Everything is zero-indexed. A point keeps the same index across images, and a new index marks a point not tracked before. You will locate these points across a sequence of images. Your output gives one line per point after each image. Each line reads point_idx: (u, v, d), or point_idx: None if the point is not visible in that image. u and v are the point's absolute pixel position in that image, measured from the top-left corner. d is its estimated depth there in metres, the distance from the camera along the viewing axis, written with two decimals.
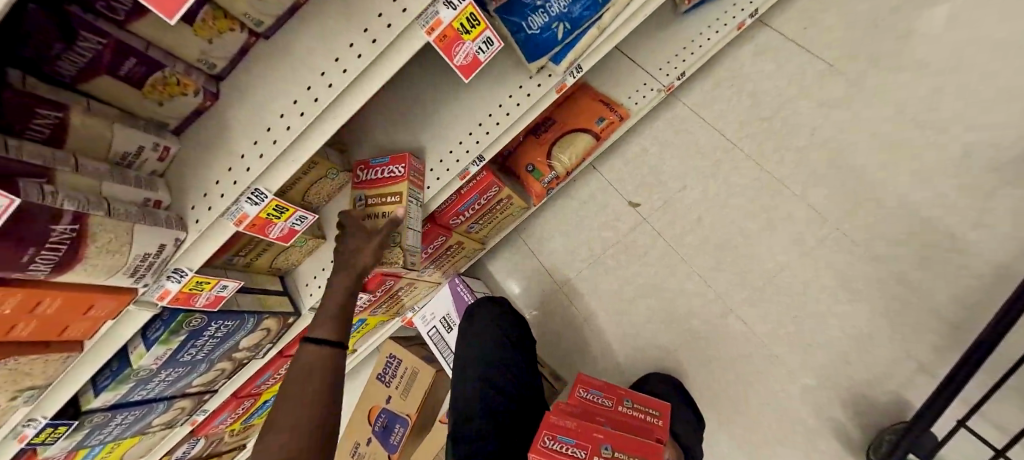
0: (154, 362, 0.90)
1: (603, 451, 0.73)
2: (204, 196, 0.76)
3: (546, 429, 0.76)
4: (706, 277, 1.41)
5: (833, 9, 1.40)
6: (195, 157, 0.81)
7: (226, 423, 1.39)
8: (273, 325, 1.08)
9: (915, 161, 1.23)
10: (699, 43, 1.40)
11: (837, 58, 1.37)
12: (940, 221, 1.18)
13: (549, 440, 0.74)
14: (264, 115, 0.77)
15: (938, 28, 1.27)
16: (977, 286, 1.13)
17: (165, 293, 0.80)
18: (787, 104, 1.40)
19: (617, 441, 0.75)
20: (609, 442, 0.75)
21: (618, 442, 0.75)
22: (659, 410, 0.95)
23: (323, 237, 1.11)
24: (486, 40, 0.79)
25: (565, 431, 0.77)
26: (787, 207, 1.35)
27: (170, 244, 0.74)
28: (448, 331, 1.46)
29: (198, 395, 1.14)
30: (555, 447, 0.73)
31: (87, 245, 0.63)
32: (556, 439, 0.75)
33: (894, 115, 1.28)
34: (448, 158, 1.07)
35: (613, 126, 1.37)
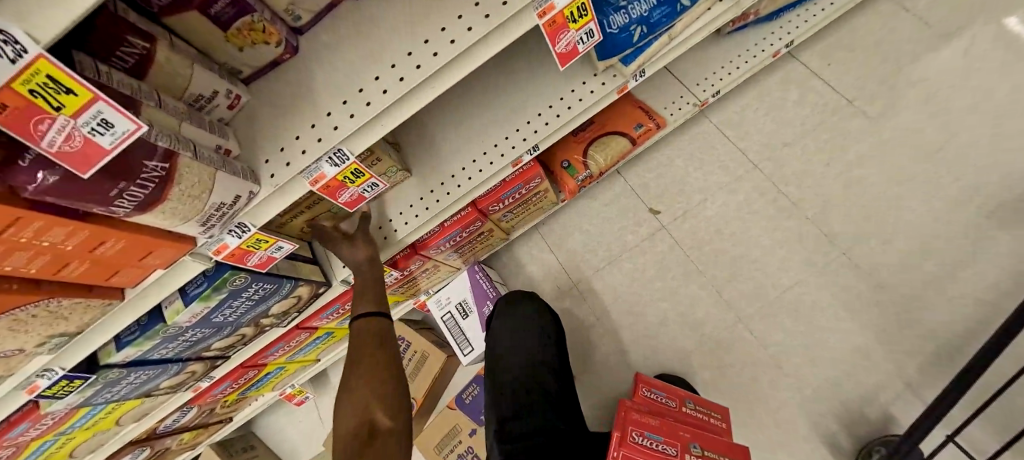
0: (188, 319, 0.85)
1: (692, 449, 0.80)
2: (280, 151, 0.73)
3: (632, 426, 0.82)
4: (720, 287, 1.47)
5: (861, 52, 1.50)
6: (266, 109, 0.77)
7: (224, 393, 1.33)
8: (304, 293, 1.04)
9: (920, 197, 1.34)
10: (737, 65, 1.46)
11: (857, 96, 1.47)
12: (940, 254, 1.29)
13: (637, 436, 0.80)
14: (352, 74, 0.74)
15: (950, 80, 1.39)
16: (965, 315, 1.23)
17: (222, 247, 0.76)
18: (808, 132, 1.49)
19: (702, 440, 0.82)
20: (696, 442, 0.82)
21: (703, 442, 0.82)
22: (720, 413, 1.03)
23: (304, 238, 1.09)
24: (588, 32, 0.80)
25: (652, 428, 0.83)
26: (800, 228, 1.43)
27: (244, 196, 0.70)
28: (465, 318, 1.45)
29: (211, 359, 1.09)
30: (645, 443, 0.79)
31: (172, 189, 0.59)
32: (645, 436, 0.81)
33: (907, 154, 1.38)
34: (504, 143, 1.09)
35: (650, 133, 1.41)
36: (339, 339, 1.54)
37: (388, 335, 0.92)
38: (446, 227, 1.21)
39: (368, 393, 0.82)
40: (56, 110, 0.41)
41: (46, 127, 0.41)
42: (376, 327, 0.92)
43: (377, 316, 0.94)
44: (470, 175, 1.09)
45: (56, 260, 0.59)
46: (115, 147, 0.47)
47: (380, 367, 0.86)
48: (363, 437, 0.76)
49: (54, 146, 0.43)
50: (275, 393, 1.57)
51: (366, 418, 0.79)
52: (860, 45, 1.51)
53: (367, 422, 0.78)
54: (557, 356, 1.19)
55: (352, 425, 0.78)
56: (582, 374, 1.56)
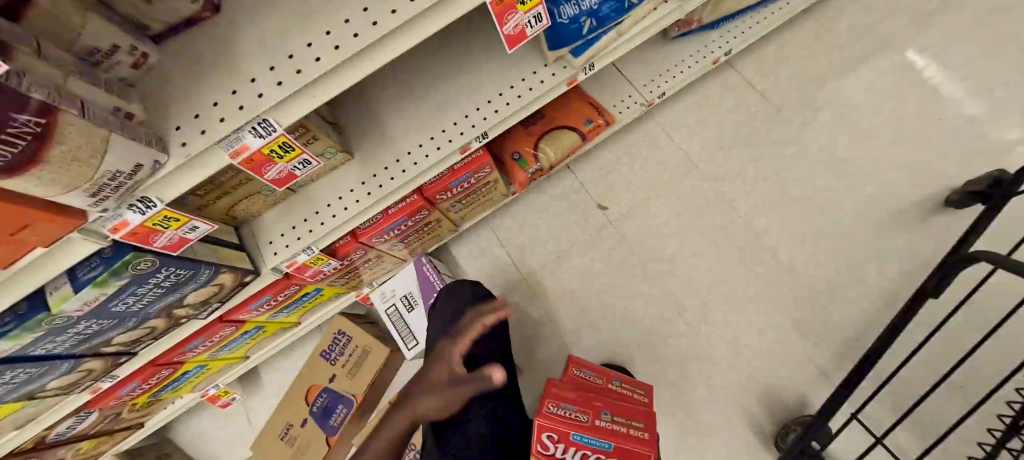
0: (78, 308, 0.74)
1: (603, 416, 0.80)
2: (195, 117, 0.66)
3: (550, 398, 0.81)
4: (660, 282, 1.52)
5: (790, 65, 1.61)
6: (181, 72, 0.69)
7: (132, 394, 1.19)
8: (227, 282, 0.95)
9: (837, 199, 1.45)
10: (682, 69, 1.51)
11: (786, 104, 1.58)
12: (854, 253, 1.40)
13: (553, 406, 0.79)
14: (281, 39, 0.68)
15: (864, 95, 1.52)
16: (871, 308, 1.34)
17: (121, 225, 0.66)
18: (744, 136, 1.58)
19: (612, 408, 0.83)
20: (607, 409, 0.82)
21: (614, 409, 0.83)
22: (644, 389, 1.04)
23: (228, 222, 1.00)
24: (536, 15, 0.78)
25: (567, 400, 0.82)
26: (732, 226, 1.51)
27: (148, 166, 0.62)
28: (409, 310, 1.41)
29: (112, 356, 0.97)
30: (559, 411, 0.78)
31: (49, 151, 0.50)
32: (559, 406, 0.79)
33: (827, 160, 1.50)
34: (451, 129, 1.05)
35: (598, 129, 1.43)
36: (272, 335, 1.43)
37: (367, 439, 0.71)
38: (390, 215, 1.16)
39: None
40: None
41: None
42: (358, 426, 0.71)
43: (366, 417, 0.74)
44: (416, 160, 1.05)
45: None
46: None
47: None
48: None
49: None
50: (196, 395, 1.44)
51: None
52: (790, 58, 1.62)
53: None
54: (500, 343, 1.16)
55: None
56: (527, 369, 1.55)
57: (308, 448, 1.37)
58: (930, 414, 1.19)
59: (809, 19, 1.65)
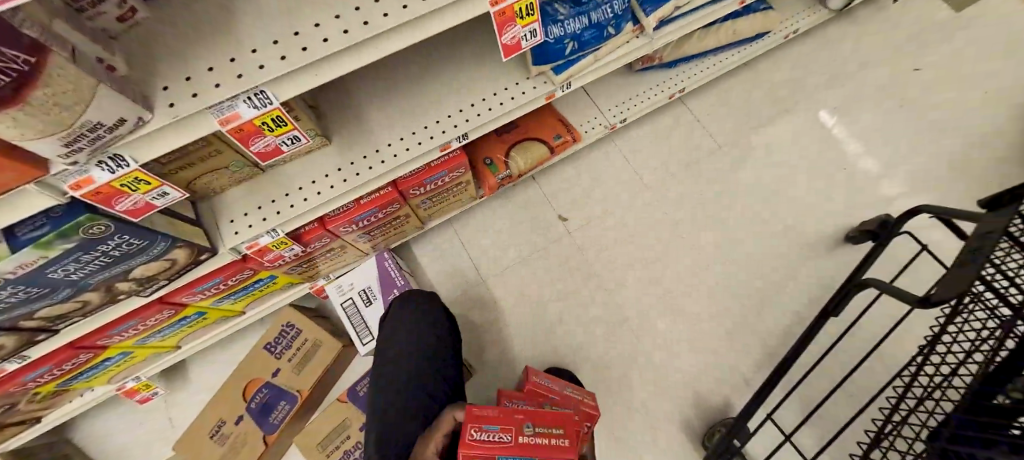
0: (12, 271, 0.66)
1: (526, 429, 0.72)
2: (187, 79, 0.63)
3: (471, 422, 0.72)
4: (611, 292, 1.62)
5: (733, 108, 1.82)
6: (171, 31, 0.67)
7: (38, 381, 1.06)
8: (181, 258, 0.89)
9: (765, 228, 1.65)
10: (644, 98, 1.66)
11: (728, 141, 1.78)
12: (778, 277, 1.58)
13: (476, 432, 0.71)
14: (285, 14, 0.68)
15: (790, 141, 1.76)
16: (788, 325, 1.53)
17: (85, 182, 0.62)
18: (692, 164, 1.76)
19: (535, 416, 0.75)
20: (530, 419, 0.74)
21: (537, 417, 0.75)
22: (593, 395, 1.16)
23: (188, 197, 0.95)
24: (532, 30, 0.84)
25: (490, 417, 0.73)
26: (677, 244, 1.66)
27: (131, 122, 0.59)
28: (367, 305, 1.40)
29: (29, 333, 0.86)
30: (483, 437, 0.70)
31: (34, 91, 0.46)
32: (483, 430, 0.71)
33: (758, 193, 1.70)
34: (434, 127, 1.08)
35: (566, 145, 1.52)
36: (210, 324, 1.33)
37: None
38: (362, 205, 1.15)
39: None
40: None
41: None
42: None
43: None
44: (395, 153, 1.06)
45: None
46: None
47: None
48: None
49: None
50: (110, 388, 1.30)
51: None
52: (733, 101, 1.84)
53: None
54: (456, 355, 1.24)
55: None
56: (478, 372, 1.55)
57: (241, 448, 1.30)
58: (827, 417, 1.37)
59: (750, 70, 1.88)
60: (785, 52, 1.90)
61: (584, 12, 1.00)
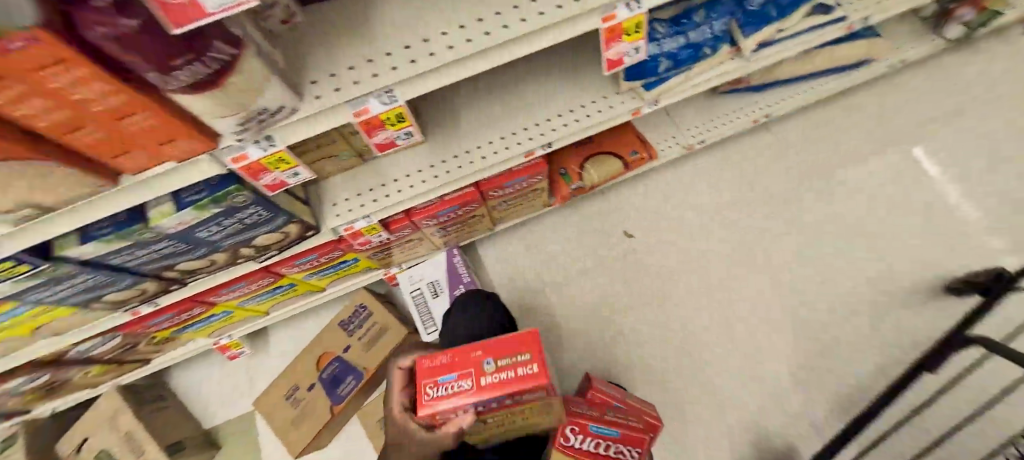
0: (173, 226, 0.80)
1: (487, 366, 0.70)
2: (331, 75, 0.73)
3: (425, 378, 0.71)
4: (674, 314, 1.59)
5: (822, 140, 1.74)
6: (319, 33, 0.77)
7: (160, 326, 1.22)
8: (293, 232, 1.00)
9: (850, 267, 1.55)
10: (727, 121, 1.63)
11: (813, 172, 1.71)
12: (862, 320, 1.48)
13: (433, 388, 0.69)
14: (417, 23, 0.76)
15: (886, 179, 1.65)
16: (870, 375, 1.42)
17: (241, 158, 0.74)
18: (772, 193, 1.70)
19: (493, 349, 0.72)
20: (489, 355, 0.71)
21: (495, 350, 0.72)
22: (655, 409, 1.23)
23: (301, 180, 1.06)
24: (637, 47, 0.88)
25: (444, 366, 0.71)
26: (749, 274, 1.60)
27: (286, 109, 0.69)
28: (434, 297, 1.48)
29: (166, 282, 1.00)
30: (442, 390, 0.69)
31: (227, 79, 0.57)
32: (439, 383, 0.70)
33: (845, 230, 1.61)
34: (522, 133, 1.13)
35: (642, 161, 1.54)
36: (297, 297, 1.46)
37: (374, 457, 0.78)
38: (446, 201, 1.23)
39: None
40: None
41: None
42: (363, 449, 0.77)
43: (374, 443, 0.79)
44: (484, 155, 1.12)
45: (73, 119, 0.54)
46: (216, 14, 0.46)
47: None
48: None
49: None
50: (208, 341, 1.46)
51: None
52: (822, 131, 1.76)
53: None
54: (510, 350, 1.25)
55: None
56: None
57: (311, 414, 1.42)
58: None
59: (846, 101, 1.79)
60: (889, 83, 1.79)
61: (682, 31, 1.05)
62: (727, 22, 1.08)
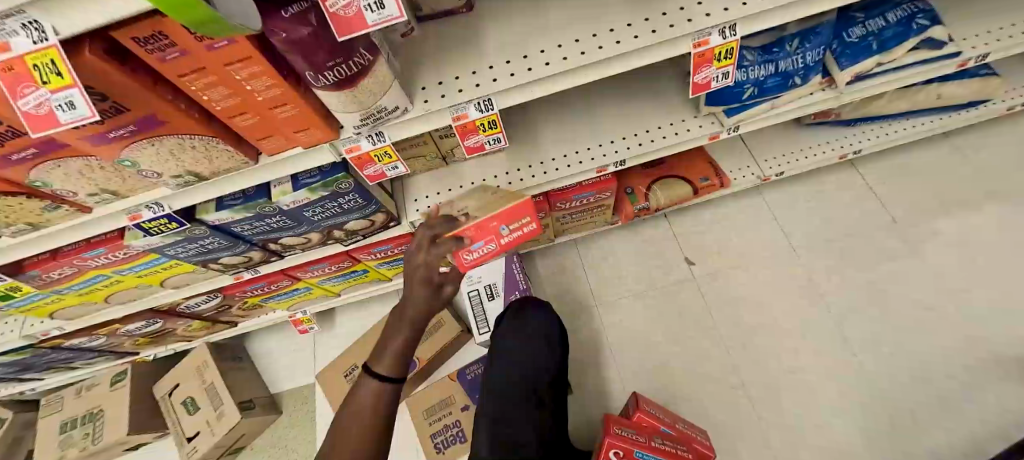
0: (288, 204, 0.92)
1: (504, 230, 0.87)
2: (438, 83, 0.82)
3: (458, 252, 0.87)
4: (732, 349, 1.53)
5: (912, 182, 1.66)
6: (431, 46, 0.87)
7: (253, 293, 1.38)
8: (379, 220, 1.11)
9: (933, 322, 1.44)
10: (807, 155, 1.58)
11: (901, 219, 1.61)
12: (945, 382, 1.36)
13: (467, 256, 0.87)
14: (519, 42, 0.84)
15: (987, 234, 1.52)
16: (956, 446, 1.28)
17: (354, 149, 0.84)
18: (850, 236, 1.62)
19: (503, 216, 0.85)
20: (502, 222, 0.86)
21: (505, 216, 0.86)
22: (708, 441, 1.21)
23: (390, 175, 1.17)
24: (725, 72, 0.89)
25: (471, 239, 0.86)
26: (818, 318, 1.52)
27: (399, 110, 0.78)
28: (489, 299, 1.52)
29: (267, 253, 1.14)
30: (476, 254, 0.88)
31: (362, 80, 0.68)
32: (470, 251, 0.87)
33: (934, 285, 1.50)
34: (596, 149, 1.18)
35: (711, 189, 1.52)
36: (367, 283, 1.58)
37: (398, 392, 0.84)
38: None
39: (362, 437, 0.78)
40: None
41: None
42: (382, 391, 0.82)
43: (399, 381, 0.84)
44: (558, 167, 1.17)
45: (240, 106, 0.68)
46: (373, 26, 0.55)
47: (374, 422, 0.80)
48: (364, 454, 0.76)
49: (335, 7, 0.53)
50: (286, 313, 1.61)
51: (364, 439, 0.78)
52: (912, 177, 1.67)
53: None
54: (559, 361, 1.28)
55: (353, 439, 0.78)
56: (576, 390, 1.58)
57: None
58: None
59: (941, 146, 1.69)
60: (990, 131, 1.67)
61: (772, 60, 1.02)
62: (821, 51, 1.04)
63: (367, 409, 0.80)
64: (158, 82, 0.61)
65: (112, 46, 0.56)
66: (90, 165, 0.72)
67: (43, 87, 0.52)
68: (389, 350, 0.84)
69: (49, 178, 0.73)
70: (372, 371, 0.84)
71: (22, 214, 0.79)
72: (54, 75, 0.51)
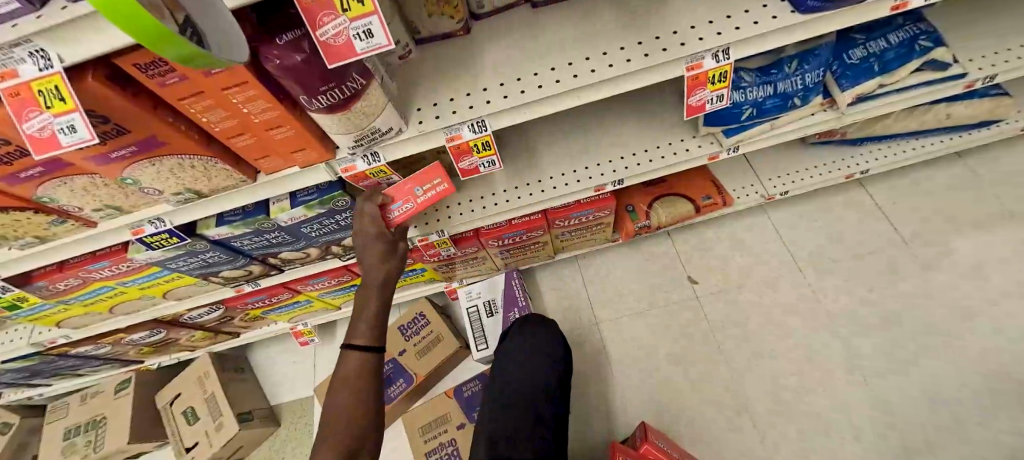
0: (286, 220, 0.94)
1: (419, 191, 0.95)
2: (433, 105, 0.84)
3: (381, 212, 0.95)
4: (736, 370, 1.50)
5: (923, 203, 1.62)
6: (429, 68, 0.89)
7: (254, 304, 1.40)
8: None
9: (947, 348, 1.40)
10: (811, 174, 1.56)
11: (911, 239, 1.58)
12: (960, 410, 1.31)
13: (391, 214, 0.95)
14: (513, 65, 0.85)
15: (1003, 256, 1.48)
16: None
17: (350, 168, 0.85)
18: (858, 257, 1.59)
19: (415, 179, 0.94)
20: (416, 184, 0.94)
21: (416, 179, 0.95)
22: None
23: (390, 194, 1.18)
24: (719, 95, 0.89)
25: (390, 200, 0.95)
26: (825, 340, 1.49)
27: (394, 131, 0.80)
28: (489, 316, 1.52)
29: (268, 267, 1.16)
30: (399, 211, 0.95)
31: (355, 103, 0.69)
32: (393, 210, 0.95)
33: (946, 307, 1.45)
34: (594, 168, 1.18)
35: (714, 207, 1.51)
36: None
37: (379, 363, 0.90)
38: (513, 225, 1.30)
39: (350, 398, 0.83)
40: (343, 11, 0.53)
41: (329, 20, 0.53)
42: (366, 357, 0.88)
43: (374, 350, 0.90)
44: (556, 185, 1.18)
45: (237, 128, 0.70)
46: (362, 54, 0.57)
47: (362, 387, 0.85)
48: (356, 413, 0.81)
49: (324, 37, 0.54)
50: (287, 325, 1.63)
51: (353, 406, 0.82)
52: (922, 196, 1.63)
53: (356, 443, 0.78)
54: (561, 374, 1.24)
55: (346, 407, 0.82)
56: (576, 409, 1.56)
57: None
58: None
59: (953, 166, 1.66)
60: (1004, 150, 1.64)
61: (770, 81, 1.02)
62: (821, 73, 1.03)
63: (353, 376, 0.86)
64: (159, 106, 0.64)
65: (114, 72, 0.58)
66: (94, 182, 0.74)
67: (47, 111, 0.54)
68: (361, 320, 0.93)
69: (55, 195, 0.76)
70: (348, 345, 0.90)
71: (29, 228, 0.82)
72: (57, 100, 0.53)
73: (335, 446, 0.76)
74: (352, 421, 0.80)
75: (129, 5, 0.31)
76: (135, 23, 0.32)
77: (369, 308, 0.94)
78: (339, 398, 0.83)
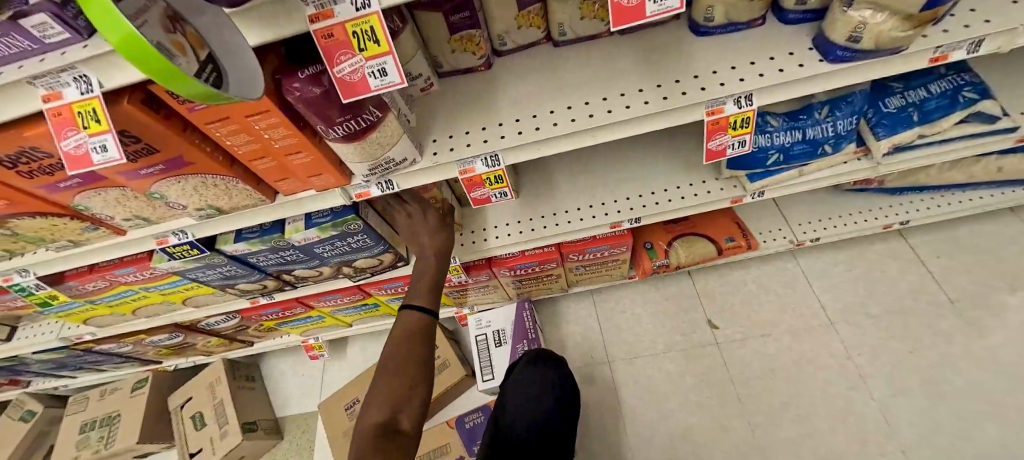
0: (300, 240, 0.96)
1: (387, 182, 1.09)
2: (449, 137, 0.86)
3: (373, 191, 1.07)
4: (759, 423, 1.41)
5: (972, 258, 1.51)
6: (448, 102, 0.91)
7: (268, 316, 1.43)
8: (387, 260, 1.12)
9: (1008, 419, 1.26)
10: (844, 222, 1.49)
11: (958, 297, 1.46)
12: None
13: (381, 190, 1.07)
14: (530, 102, 0.86)
15: None
16: None
17: (364, 194, 0.87)
18: (898, 312, 1.48)
19: None
20: None
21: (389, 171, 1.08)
22: None
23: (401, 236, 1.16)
24: (741, 140, 0.87)
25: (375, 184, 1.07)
26: (858, 399, 1.38)
27: (407, 161, 0.82)
28: (497, 345, 1.49)
29: (281, 282, 1.18)
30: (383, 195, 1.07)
31: (370, 135, 0.71)
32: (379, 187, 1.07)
33: (1002, 372, 1.32)
34: (611, 204, 1.16)
35: (738, 249, 1.46)
36: (380, 316, 1.60)
37: (425, 352, 0.85)
38: (525, 256, 1.29)
39: (389, 388, 0.79)
40: (359, 51, 0.56)
41: (345, 59, 0.56)
42: (413, 345, 0.85)
43: (424, 340, 0.86)
44: (571, 219, 1.16)
45: (257, 151, 0.72)
46: (375, 90, 0.60)
47: (407, 377, 0.81)
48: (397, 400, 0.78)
49: (342, 73, 0.57)
50: (299, 338, 1.66)
51: (395, 396, 0.78)
52: (971, 252, 1.52)
53: (393, 425, 0.75)
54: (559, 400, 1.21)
55: (384, 397, 0.79)
56: (586, 448, 1.49)
57: None
58: None
59: (1006, 220, 1.54)
60: None
61: (798, 127, 0.98)
62: (855, 121, 0.99)
63: (407, 336, 0.86)
64: (188, 129, 0.67)
65: (148, 96, 0.62)
66: (125, 194, 0.78)
67: (84, 131, 0.57)
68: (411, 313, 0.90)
69: (90, 203, 0.80)
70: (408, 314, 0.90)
71: (65, 232, 0.87)
72: (94, 121, 0.57)
73: (381, 405, 0.78)
74: (399, 385, 0.80)
75: (146, 48, 0.33)
76: (152, 64, 0.35)
77: (429, 269, 0.96)
78: (385, 371, 0.82)
